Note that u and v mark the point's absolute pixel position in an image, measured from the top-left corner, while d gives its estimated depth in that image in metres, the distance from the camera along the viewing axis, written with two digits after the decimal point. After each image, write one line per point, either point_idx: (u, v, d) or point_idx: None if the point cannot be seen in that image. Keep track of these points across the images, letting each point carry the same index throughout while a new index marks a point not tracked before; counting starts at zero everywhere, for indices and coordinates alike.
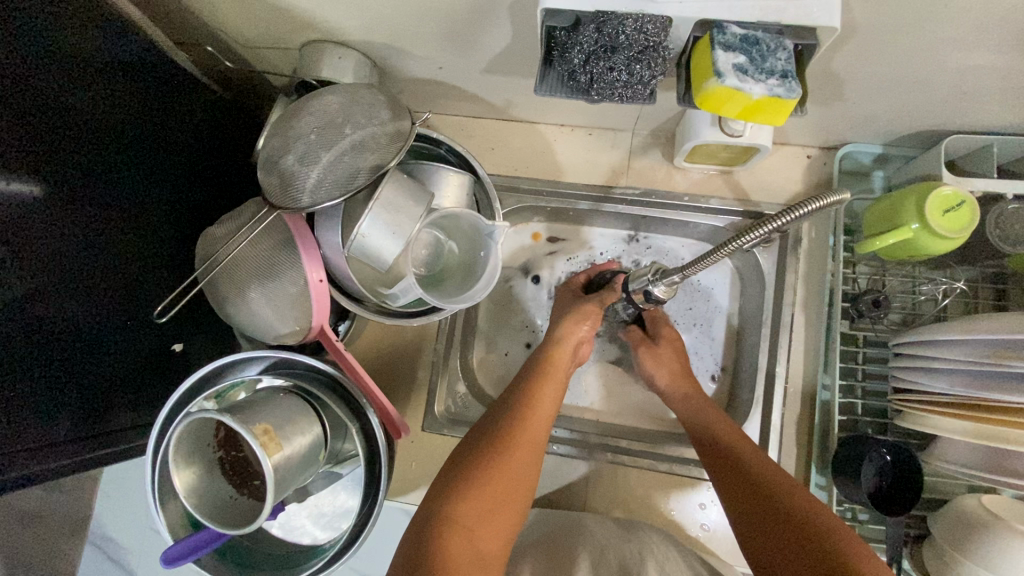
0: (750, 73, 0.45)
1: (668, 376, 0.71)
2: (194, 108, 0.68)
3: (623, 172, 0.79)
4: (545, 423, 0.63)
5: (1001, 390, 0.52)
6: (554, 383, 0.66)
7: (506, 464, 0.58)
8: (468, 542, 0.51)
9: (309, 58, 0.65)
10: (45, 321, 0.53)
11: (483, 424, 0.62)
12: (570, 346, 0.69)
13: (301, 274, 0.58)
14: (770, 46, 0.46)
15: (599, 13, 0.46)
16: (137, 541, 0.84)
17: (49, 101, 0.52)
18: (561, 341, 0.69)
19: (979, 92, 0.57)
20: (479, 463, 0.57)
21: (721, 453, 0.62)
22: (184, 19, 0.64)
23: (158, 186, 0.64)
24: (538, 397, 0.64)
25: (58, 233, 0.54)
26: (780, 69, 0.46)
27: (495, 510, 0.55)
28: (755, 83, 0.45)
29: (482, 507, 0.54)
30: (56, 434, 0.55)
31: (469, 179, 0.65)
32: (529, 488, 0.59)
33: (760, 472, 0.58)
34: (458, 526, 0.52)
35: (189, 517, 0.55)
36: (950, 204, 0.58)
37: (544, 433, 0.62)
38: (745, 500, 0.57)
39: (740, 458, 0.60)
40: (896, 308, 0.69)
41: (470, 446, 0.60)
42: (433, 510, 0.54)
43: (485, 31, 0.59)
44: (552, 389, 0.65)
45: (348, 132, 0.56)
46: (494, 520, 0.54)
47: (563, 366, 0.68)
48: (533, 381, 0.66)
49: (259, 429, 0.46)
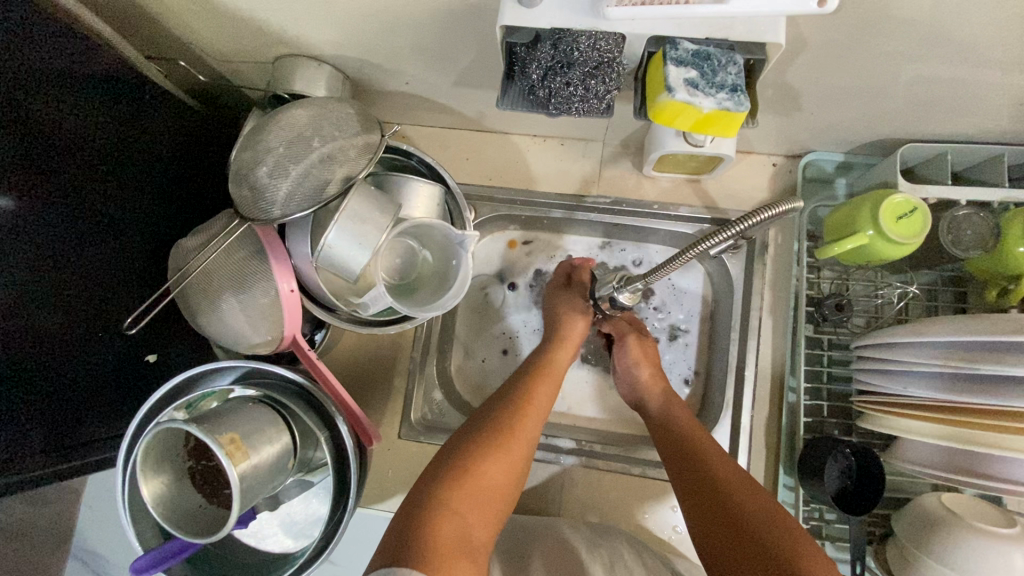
0: (700, 88, 0.47)
1: (646, 374, 0.72)
2: (170, 121, 0.69)
3: (595, 181, 0.81)
4: (540, 417, 0.64)
5: (960, 391, 0.53)
6: (550, 384, 0.67)
7: (503, 454, 0.58)
8: (458, 526, 0.50)
9: (281, 72, 0.67)
10: (12, 333, 0.53)
11: (477, 417, 0.62)
12: (570, 349, 0.72)
13: (271, 285, 0.59)
14: (720, 61, 0.48)
15: (555, 30, 0.47)
16: (119, 555, 0.84)
17: (15, 114, 0.52)
18: (562, 344, 0.71)
19: (930, 102, 0.60)
20: (469, 452, 0.57)
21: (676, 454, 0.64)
22: (157, 35, 0.65)
23: (134, 198, 0.65)
24: (534, 394, 0.65)
25: (31, 248, 0.55)
26: (731, 82, 0.47)
27: (485, 498, 0.54)
28: (705, 97, 0.47)
29: (473, 494, 0.53)
30: (26, 445, 0.55)
31: (440, 190, 0.67)
32: (521, 478, 0.59)
33: (714, 470, 0.59)
34: (449, 511, 0.51)
35: (161, 527, 0.55)
36: (902, 211, 0.60)
37: (538, 428, 0.63)
38: (695, 498, 0.59)
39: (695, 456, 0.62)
40: (859, 311, 0.71)
41: (462, 437, 0.60)
42: (421, 496, 0.52)
43: (451, 46, 0.61)
44: (547, 389, 0.66)
45: (316, 144, 0.57)
46: (486, 509, 0.54)
47: (559, 369, 0.70)
48: (531, 379, 0.67)
49: (226, 439, 0.47)
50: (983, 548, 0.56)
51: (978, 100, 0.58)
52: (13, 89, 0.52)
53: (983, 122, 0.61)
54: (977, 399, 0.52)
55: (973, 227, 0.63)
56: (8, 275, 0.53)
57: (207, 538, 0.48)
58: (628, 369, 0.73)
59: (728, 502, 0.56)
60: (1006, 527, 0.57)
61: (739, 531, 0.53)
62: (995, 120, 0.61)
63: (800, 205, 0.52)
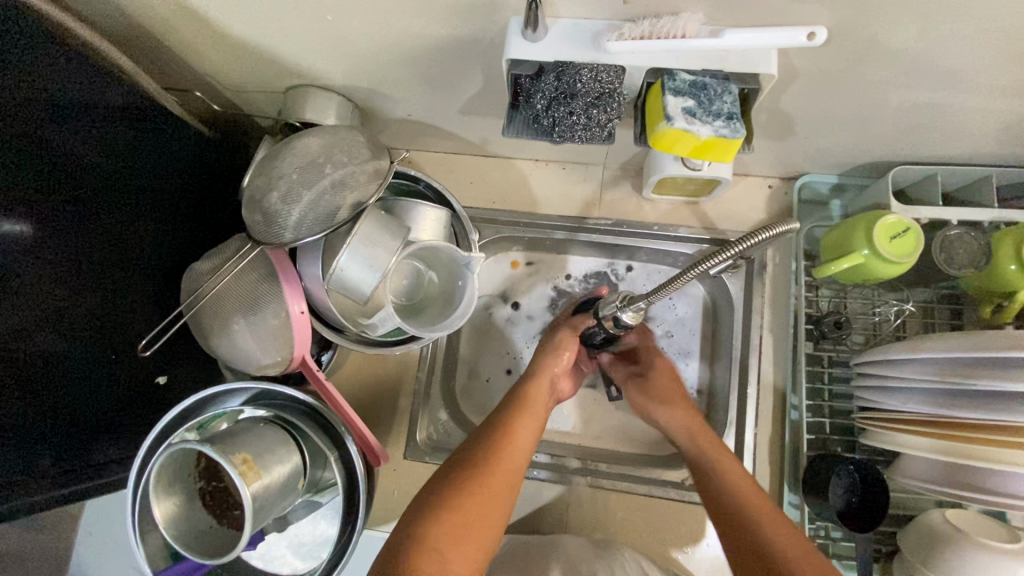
0: (698, 116, 0.49)
1: (679, 413, 0.71)
2: (185, 149, 0.72)
3: (596, 204, 0.83)
4: (524, 448, 0.64)
5: (958, 406, 0.53)
6: (531, 418, 0.67)
7: (483, 490, 0.58)
8: (436, 565, 0.51)
9: (293, 102, 0.69)
10: (18, 358, 0.54)
11: (463, 453, 0.63)
12: (546, 382, 0.72)
13: (282, 307, 0.60)
14: (716, 90, 0.50)
15: (559, 63, 0.50)
16: None
17: (7, 137, 0.52)
18: (538, 374, 0.72)
19: (919, 126, 0.62)
20: (451, 490, 0.58)
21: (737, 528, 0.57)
22: (173, 66, 0.67)
23: (148, 224, 0.67)
24: (515, 425, 0.65)
25: (45, 273, 0.57)
26: (727, 110, 0.50)
27: (463, 532, 0.54)
28: (702, 125, 0.49)
29: (449, 531, 0.54)
30: (35, 467, 0.56)
31: (447, 214, 0.69)
32: (509, 511, 0.60)
33: (719, 474, 0.63)
34: (426, 550, 0.52)
35: (170, 547, 0.55)
36: (896, 230, 0.62)
37: (523, 461, 0.63)
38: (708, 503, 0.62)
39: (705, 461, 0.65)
40: (857, 329, 0.72)
41: (448, 472, 0.61)
42: (405, 536, 0.54)
43: (457, 76, 0.64)
44: (529, 420, 0.67)
45: (328, 171, 0.59)
46: (468, 545, 0.54)
47: (540, 398, 0.70)
48: (509, 412, 0.67)
49: (238, 459, 0.48)
50: (985, 564, 0.56)
51: (964, 124, 0.60)
52: (35, 124, 0.54)
53: (971, 144, 0.64)
54: (976, 414, 0.52)
55: (963, 246, 0.65)
56: (17, 301, 0.54)
57: (219, 558, 0.48)
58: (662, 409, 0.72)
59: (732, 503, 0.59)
60: (1011, 543, 0.57)
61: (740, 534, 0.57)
62: (983, 142, 0.63)
63: (796, 226, 0.52)
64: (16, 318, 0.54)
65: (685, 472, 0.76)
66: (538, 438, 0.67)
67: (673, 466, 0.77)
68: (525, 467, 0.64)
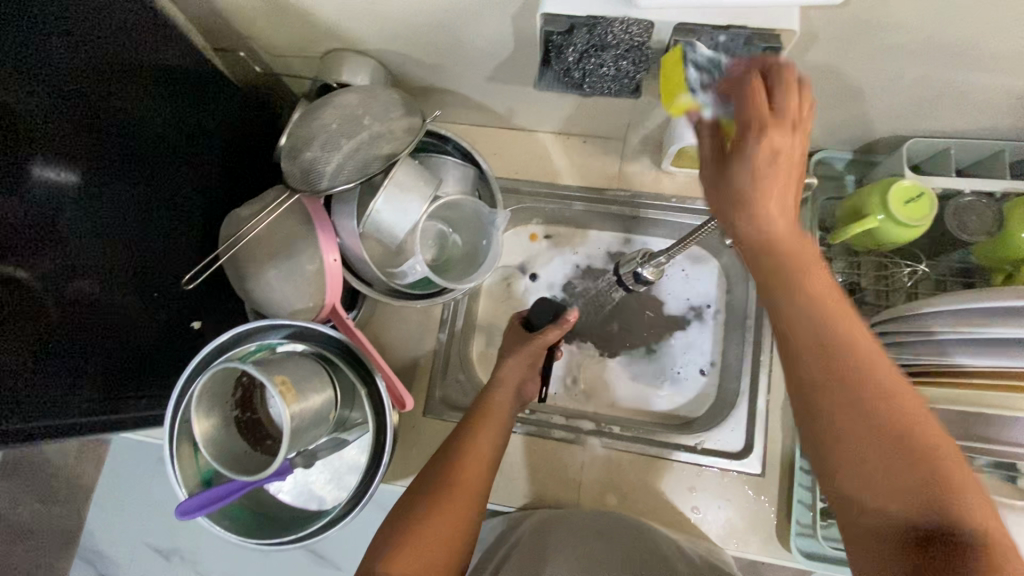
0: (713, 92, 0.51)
1: (777, 203, 0.46)
2: (220, 105, 0.74)
3: (616, 176, 0.85)
4: (490, 459, 0.64)
5: (979, 353, 0.55)
6: (495, 429, 0.67)
7: (447, 507, 0.58)
8: None
9: (329, 64, 0.73)
10: (68, 298, 0.56)
11: (428, 469, 0.63)
12: (507, 392, 0.71)
13: (317, 254, 0.63)
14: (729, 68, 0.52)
15: (590, 17, 0.52)
16: (127, 557, 0.91)
17: (63, 88, 0.54)
18: (500, 384, 0.71)
19: (934, 97, 0.64)
20: (417, 509, 0.58)
21: (847, 412, 0.43)
22: (218, 27, 0.71)
23: (185, 175, 0.70)
24: (476, 438, 0.65)
25: (90, 216, 0.59)
26: None
27: (431, 554, 0.55)
28: None
29: (417, 551, 0.54)
30: (81, 394, 0.58)
31: (474, 172, 0.72)
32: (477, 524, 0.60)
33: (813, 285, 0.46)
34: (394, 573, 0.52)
35: (204, 475, 0.57)
36: (911, 195, 0.64)
37: (487, 468, 0.63)
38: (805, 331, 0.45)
39: (804, 276, 0.46)
40: (871, 297, 0.74)
41: (414, 490, 0.61)
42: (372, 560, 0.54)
43: (488, 41, 0.66)
44: (489, 432, 0.66)
45: (366, 123, 0.62)
46: (435, 564, 0.54)
47: (501, 411, 0.69)
48: (469, 428, 0.66)
49: (278, 380, 0.50)
50: None
51: (978, 95, 0.62)
52: (88, 76, 0.57)
53: (985, 118, 0.66)
54: (988, 360, 0.54)
55: (976, 213, 0.67)
56: (65, 244, 0.56)
57: (260, 476, 0.50)
58: (762, 198, 0.46)
59: (848, 349, 0.44)
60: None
61: (869, 403, 0.42)
62: (996, 114, 0.65)
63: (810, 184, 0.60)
64: (66, 258, 0.56)
65: (698, 437, 0.78)
66: (503, 444, 0.68)
67: (686, 431, 0.79)
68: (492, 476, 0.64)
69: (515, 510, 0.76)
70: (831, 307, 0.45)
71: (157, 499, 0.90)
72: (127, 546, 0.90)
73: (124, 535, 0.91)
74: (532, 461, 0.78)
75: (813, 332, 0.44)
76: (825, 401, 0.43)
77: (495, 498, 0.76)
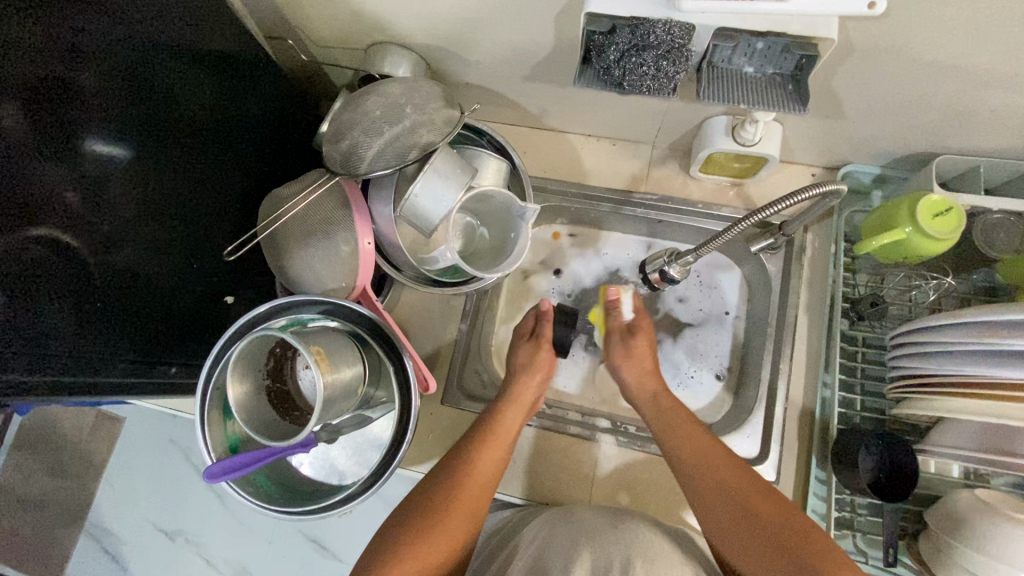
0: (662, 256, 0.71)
1: (637, 378, 0.75)
2: (263, 91, 0.77)
3: (643, 180, 0.87)
4: (487, 483, 0.65)
5: (997, 366, 0.55)
6: (498, 450, 0.67)
7: (434, 534, 0.59)
8: None
9: (374, 56, 0.75)
10: (110, 267, 0.58)
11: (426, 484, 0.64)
12: (517, 411, 0.71)
13: (352, 237, 0.65)
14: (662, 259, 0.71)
15: (634, 18, 0.54)
16: (135, 533, 0.92)
17: (116, 67, 0.57)
18: (507, 403, 0.72)
19: (967, 116, 0.65)
20: (404, 532, 0.59)
21: (755, 535, 0.59)
22: (270, 15, 0.74)
23: (226, 156, 0.73)
24: (477, 460, 0.65)
25: (133, 191, 0.61)
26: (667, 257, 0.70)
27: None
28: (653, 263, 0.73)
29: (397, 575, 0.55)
30: (118, 353, 0.59)
31: (508, 166, 0.74)
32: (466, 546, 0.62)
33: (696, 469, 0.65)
34: None
35: (231, 442, 0.58)
36: (939, 208, 0.64)
37: (483, 495, 0.64)
38: (718, 504, 0.62)
39: (714, 486, 0.63)
40: (894, 311, 0.75)
41: (407, 507, 0.62)
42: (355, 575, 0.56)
43: (529, 41, 0.68)
44: (491, 457, 0.66)
45: (408, 111, 0.64)
46: None
47: (508, 429, 0.70)
48: (473, 446, 0.67)
49: (313, 350, 0.52)
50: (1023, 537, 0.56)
51: (1010, 117, 0.63)
52: (140, 55, 0.59)
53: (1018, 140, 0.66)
54: (1013, 373, 0.53)
55: (1005, 230, 0.68)
56: (110, 217, 0.58)
57: (287, 442, 0.51)
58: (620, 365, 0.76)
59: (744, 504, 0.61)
60: None
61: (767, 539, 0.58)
62: None
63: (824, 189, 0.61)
64: (110, 232, 0.58)
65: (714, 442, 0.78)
66: (503, 465, 0.68)
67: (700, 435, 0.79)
68: (485, 500, 0.64)
69: (526, 502, 0.77)
70: (704, 450, 0.66)
71: (175, 472, 0.92)
72: (137, 519, 0.92)
73: (134, 513, 0.92)
74: (546, 454, 0.79)
75: (705, 482, 0.64)
76: (743, 546, 0.59)
77: (507, 489, 0.77)
